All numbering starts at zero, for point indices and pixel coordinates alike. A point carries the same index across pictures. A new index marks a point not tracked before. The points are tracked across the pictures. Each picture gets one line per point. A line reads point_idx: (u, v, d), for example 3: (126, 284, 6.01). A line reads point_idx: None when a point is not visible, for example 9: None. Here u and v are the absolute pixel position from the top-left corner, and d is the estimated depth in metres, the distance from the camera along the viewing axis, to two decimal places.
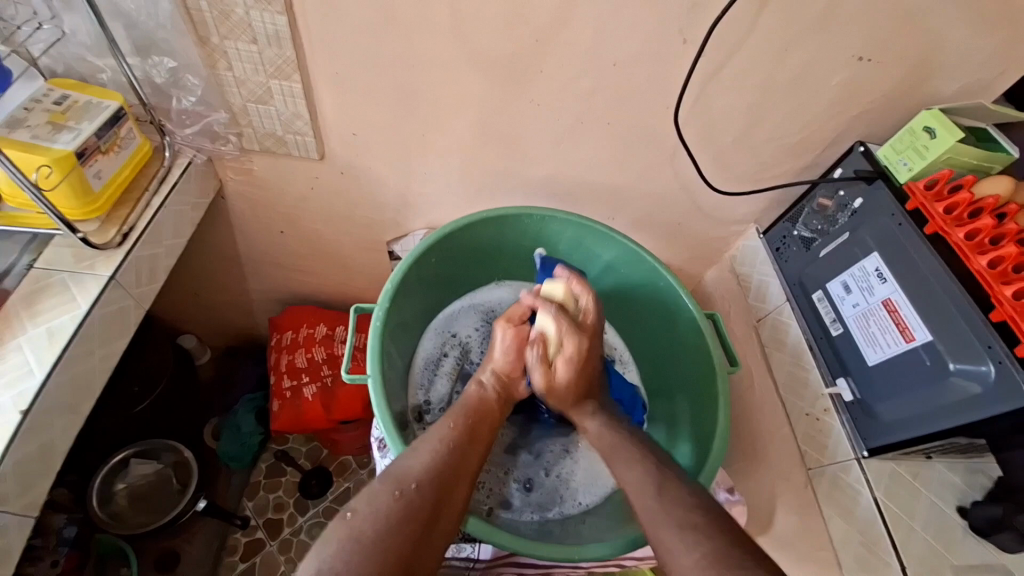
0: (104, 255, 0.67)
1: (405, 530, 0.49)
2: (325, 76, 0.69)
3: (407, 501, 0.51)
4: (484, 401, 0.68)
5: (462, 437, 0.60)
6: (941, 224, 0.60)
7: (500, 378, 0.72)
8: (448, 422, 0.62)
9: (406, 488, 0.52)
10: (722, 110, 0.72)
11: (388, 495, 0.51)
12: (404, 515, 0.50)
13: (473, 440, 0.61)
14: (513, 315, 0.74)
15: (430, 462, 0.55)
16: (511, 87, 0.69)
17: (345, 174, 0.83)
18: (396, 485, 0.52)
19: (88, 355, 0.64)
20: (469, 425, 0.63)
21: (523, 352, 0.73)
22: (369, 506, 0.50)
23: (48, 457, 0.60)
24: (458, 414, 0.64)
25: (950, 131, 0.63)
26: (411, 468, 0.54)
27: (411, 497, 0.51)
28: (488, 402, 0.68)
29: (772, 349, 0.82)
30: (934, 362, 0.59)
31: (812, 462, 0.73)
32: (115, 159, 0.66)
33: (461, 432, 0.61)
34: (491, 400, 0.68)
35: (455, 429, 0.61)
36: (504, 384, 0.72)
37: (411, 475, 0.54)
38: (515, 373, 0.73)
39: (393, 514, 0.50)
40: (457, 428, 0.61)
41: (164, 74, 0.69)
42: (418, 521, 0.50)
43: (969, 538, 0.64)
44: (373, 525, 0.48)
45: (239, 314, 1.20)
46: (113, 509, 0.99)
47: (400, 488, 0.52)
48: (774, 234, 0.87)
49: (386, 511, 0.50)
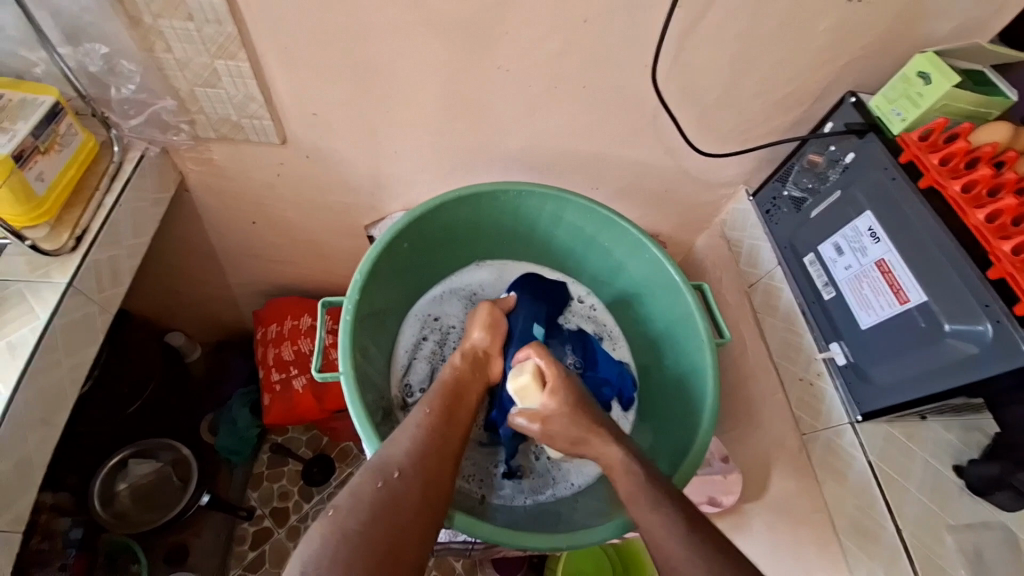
0: (58, 261, 0.63)
1: (389, 522, 0.47)
2: (273, 53, 0.63)
3: (390, 492, 0.49)
4: (459, 376, 0.67)
5: (439, 417, 0.59)
6: (936, 177, 0.57)
7: (476, 351, 0.72)
8: (424, 406, 0.60)
9: (389, 478, 0.50)
10: (704, 67, 0.67)
11: (370, 488, 0.49)
12: (388, 506, 0.48)
13: (452, 422, 0.59)
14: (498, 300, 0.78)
15: (411, 448, 0.54)
16: (474, 54, 0.64)
17: (311, 158, 0.79)
18: (378, 476, 0.50)
19: (55, 366, 0.61)
20: (446, 406, 0.61)
21: (499, 330, 0.75)
22: (352, 498, 0.48)
23: (28, 472, 0.58)
24: (431, 397, 0.62)
25: (946, 76, 0.59)
26: (393, 457, 0.52)
27: (394, 487, 0.49)
28: (463, 378, 0.67)
29: (765, 315, 0.80)
30: (929, 324, 0.57)
31: (806, 428, 0.72)
32: (57, 159, 0.61)
33: (436, 414, 0.59)
34: (465, 373, 0.68)
35: (431, 412, 0.59)
36: (479, 360, 0.72)
37: (391, 464, 0.52)
38: (491, 352, 0.73)
39: (378, 506, 0.48)
40: (433, 412, 0.59)
41: (99, 62, 0.64)
42: (405, 510, 0.48)
43: (965, 496, 0.64)
44: (357, 518, 0.46)
45: (224, 309, 1.18)
46: (116, 508, 0.99)
47: (382, 479, 0.50)
48: (764, 196, 0.83)
49: (369, 503, 0.48)
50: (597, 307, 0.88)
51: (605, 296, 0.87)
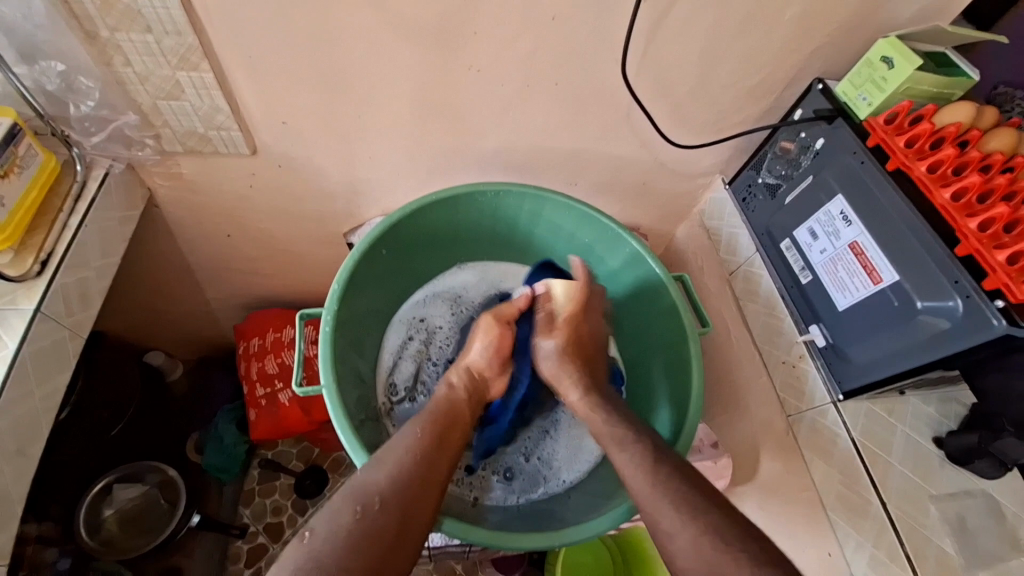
0: (24, 287, 0.61)
1: (363, 552, 0.46)
2: (238, 62, 0.62)
3: (368, 521, 0.48)
4: (454, 401, 0.66)
5: (430, 442, 0.58)
6: (902, 159, 0.59)
7: (472, 374, 0.71)
8: (415, 429, 0.59)
9: (368, 506, 0.49)
10: (675, 59, 0.68)
11: (348, 515, 0.49)
12: (364, 535, 0.47)
13: (442, 447, 0.58)
14: (502, 313, 0.76)
15: (395, 475, 0.53)
16: (444, 55, 0.64)
17: (284, 168, 0.77)
18: (358, 503, 0.50)
19: (28, 395, 0.59)
20: (439, 430, 0.60)
21: (500, 350, 0.73)
22: (328, 525, 0.48)
23: (4, 507, 0.56)
24: (424, 419, 0.61)
25: (908, 60, 0.60)
26: (376, 483, 0.52)
27: (372, 516, 0.49)
28: (458, 402, 0.66)
29: (746, 301, 0.82)
30: (902, 303, 0.58)
31: (791, 409, 0.73)
32: (18, 182, 0.59)
33: (428, 438, 0.58)
34: (461, 398, 0.67)
35: (422, 436, 0.58)
36: (476, 383, 0.71)
37: (373, 490, 0.51)
38: (489, 373, 0.72)
39: (353, 534, 0.47)
40: (425, 434, 0.58)
41: (55, 79, 0.62)
42: (381, 541, 0.48)
43: (946, 467, 0.66)
44: (331, 547, 0.46)
45: (204, 325, 1.15)
46: (103, 536, 0.95)
47: (361, 507, 0.49)
48: (739, 184, 0.84)
49: (345, 532, 0.47)
50: None
51: None
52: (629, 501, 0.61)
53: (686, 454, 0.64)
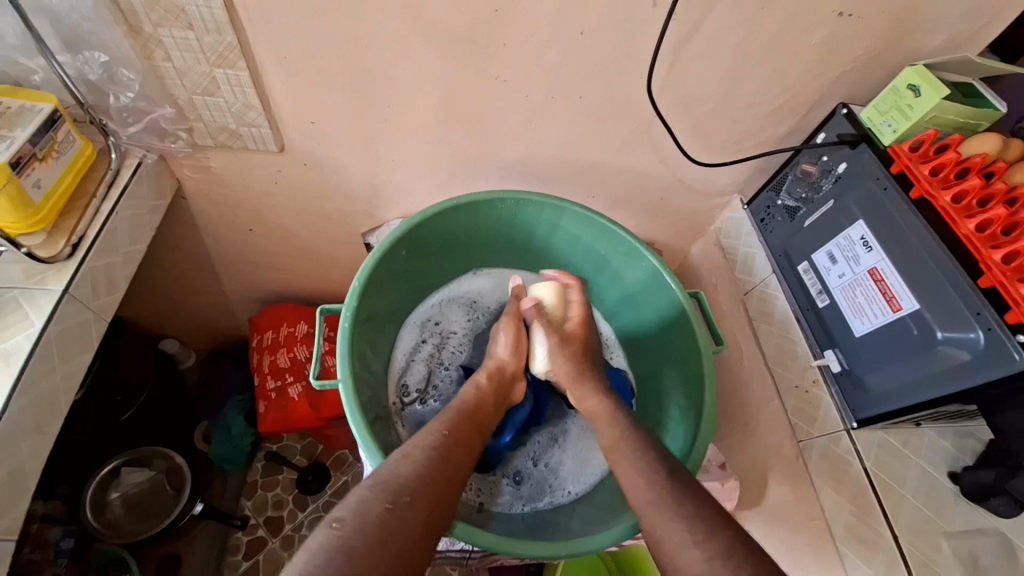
0: (55, 268, 0.63)
1: (392, 546, 0.45)
2: (272, 62, 0.64)
3: (399, 515, 0.48)
4: (480, 398, 0.66)
5: (455, 442, 0.58)
6: (926, 187, 0.58)
7: (500, 372, 0.71)
8: (440, 427, 0.59)
9: (399, 500, 0.49)
10: (700, 78, 0.68)
11: (379, 507, 0.48)
12: (394, 529, 0.47)
13: (466, 450, 0.58)
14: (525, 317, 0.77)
15: (421, 472, 0.52)
16: (472, 64, 0.65)
17: (308, 166, 0.79)
18: (387, 497, 0.49)
19: (49, 374, 0.61)
20: (464, 432, 0.60)
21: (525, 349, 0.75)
22: (358, 515, 0.47)
23: (20, 482, 0.57)
24: (451, 419, 0.61)
25: (935, 89, 0.60)
26: (403, 478, 0.51)
27: (403, 511, 0.48)
28: (481, 401, 0.66)
29: (760, 322, 0.81)
30: (922, 332, 0.58)
31: (802, 434, 0.73)
32: (55, 167, 0.61)
33: (454, 439, 0.58)
34: (488, 396, 0.67)
35: (447, 435, 0.58)
36: (502, 379, 0.71)
37: (401, 485, 0.50)
38: (518, 370, 0.73)
39: (385, 527, 0.46)
40: (450, 434, 0.58)
41: (97, 70, 0.64)
42: (410, 538, 0.47)
43: (961, 503, 0.64)
44: (363, 537, 0.45)
45: (220, 316, 1.17)
46: (109, 518, 0.97)
47: (392, 501, 0.49)
48: (758, 205, 0.84)
49: (376, 524, 0.46)
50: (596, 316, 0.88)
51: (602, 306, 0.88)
52: (631, 519, 0.60)
53: (698, 474, 0.64)
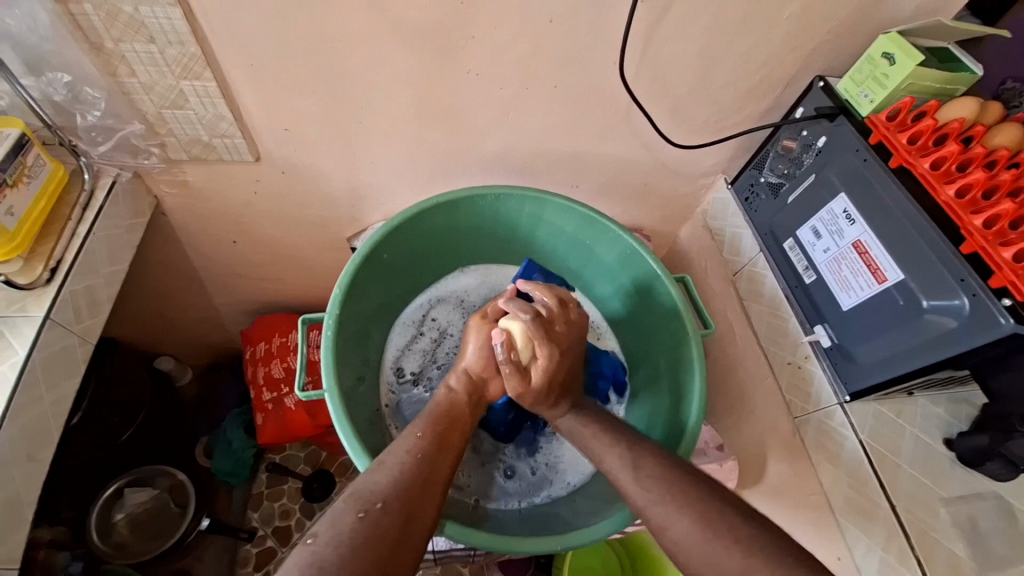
0: (34, 295, 0.62)
1: (368, 554, 0.46)
2: (239, 70, 0.63)
3: (372, 522, 0.48)
4: (456, 401, 0.66)
5: (431, 444, 0.58)
6: (905, 156, 0.58)
7: (471, 378, 0.69)
8: (415, 432, 0.59)
9: (371, 507, 0.49)
10: (674, 60, 0.68)
11: (352, 517, 0.48)
12: (369, 536, 0.47)
13: (442, 449, 0.58)
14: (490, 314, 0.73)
15: (396, 478, 0.53)
16: (442, 60, 0.64)
17: (287, 174, 0.78)
18: (361, 506, 0.49)
19: (36, 402, 0.60)
20: (439, 433, 0.60)
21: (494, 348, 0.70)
22: (332, 528, 0.47)
23: (14, 512, 0.57)
24: (426, 423, 0.61)
25: (910, 56, 0.60)
26: (376, 486, 0.52)
27: (377, 517, 0.48)
28: (459, 403, 0.65)
29: (750, 301, 0.81)
30: (907, 302, 0.58)
31: (797, 411, 0.73)
32: (26, 192, 0.61)
33: (429, 441, 0.58)
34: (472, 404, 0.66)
35: (422, 437, 0.58)
36: (475, 385, 0.69)
37: (375, 493, 0.51)
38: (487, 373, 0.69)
39: (357, 535, 0.47)
40: (424, 436, 0.59)
41: (62, 90, 0.63)
42: (384, 544, 0.47)
43: (956, 468, 0.64)
44: (336, 550, 0.45)
45: (212, 330, 1.16)
46: (114, 540, 0.97)
47: (364, 509, 0.49)
48: (742, 183, 0.84)
49: (349, 534, 0.47)
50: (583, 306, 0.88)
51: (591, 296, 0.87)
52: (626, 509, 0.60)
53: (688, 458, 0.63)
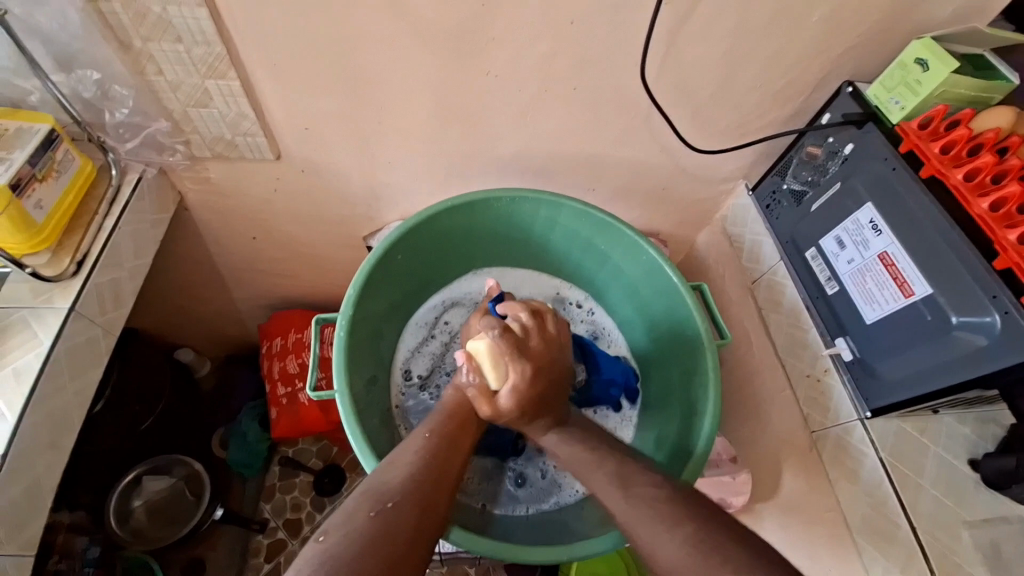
0: (60, 287, 0.64)
1: (382, 552, 0.46)
2: (262, 69, 0.64)
3: (385, 520, 0.48)
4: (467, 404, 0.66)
5: (441, 444, 0.58)
6: (937, 166, 0.56)
7: (482, 374, 0.68)
8: (425, 431, 0.59)
9: (384, 506, 0.49)
10: (696, 63, 0.66)
11: (366, 515, 0.48)
12: (380, 535, 0.47)
13: (453, 450, 0.58)
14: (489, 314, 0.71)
15: (407, 477, 0.53)
16: (462, 61, 0.64)
17: (306, 172, 0.79)
18: (373, 504, 0.50)
19: (60, 390, 0.62)
20: (450, 433, 0.60)
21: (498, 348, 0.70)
22: (344, 526, 0.47)
23: (36, 498, 0.59)
24: (440, 423, 0.61)
25: (943, 62, 0.58)
26: (389, 485, 0.52)
27: (390, 517, 0.49)
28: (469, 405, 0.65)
29: (769, 311, 0.79)
30: (935, 317, 0.56)
31: (815, 425, 0.71)
32: (55, 186, 0.62)
33: (438, 439, 0.58)
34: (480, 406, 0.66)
35: (432, 437, 0.58)
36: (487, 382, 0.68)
37: (386, 492, 0.51)
38: None
39: (369, 534, 0.47)
40: (433, 435, 0.59)
41: (91, 87, 0.65)
42: (397, 543, 0.47)
43: (982, 492, 0.62)
44: (349, 547, 0.45)
45: (230, 324, 1.19)
46: (132, 526, 1.00)
47: (377, 508, 0.49)
48: (763, 190, 0.82)
49: (362, 532, 0.47)
50: (597, 311, 0.87)
51: (605, 301, 0.86)
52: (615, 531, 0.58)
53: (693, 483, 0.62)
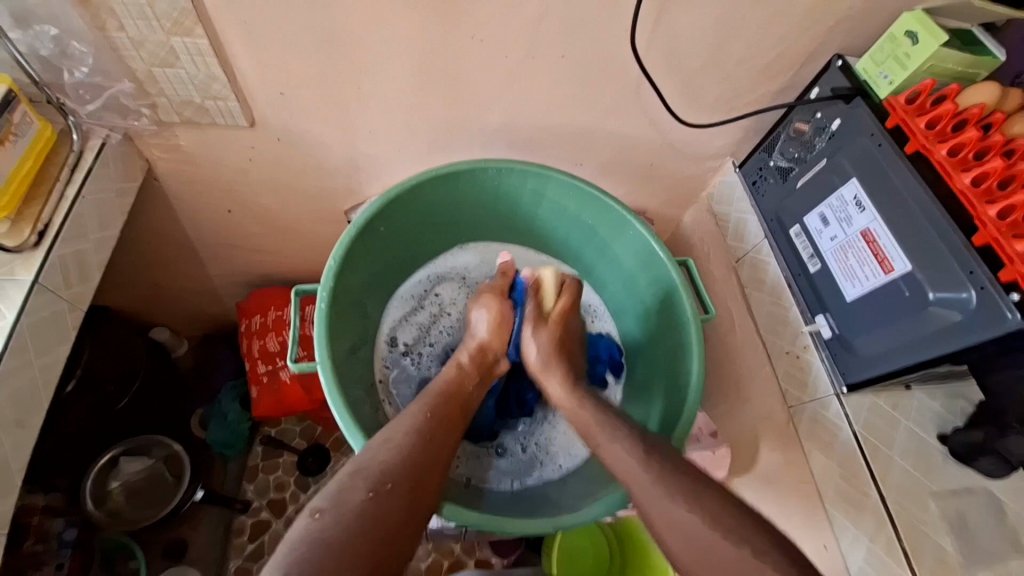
0: (22, 258, 0.61)
1: (376, 532, 0.46)
2: (233, 28, 0.60)
3: (382, 502, 0.48)
4: (450, 378, 0.65)
5: (437, 424, 0.58)
6: (922, 141, 0.57)
7: (483, 353, 0.70)
8: (422, 411, 0.59)
9: (381, 488, 0.49)
10: (687, 34, 0.65)
11: (360, 495, 0.48)
12: (377, 517, 0.47)
13: (447, 430, 0.58)
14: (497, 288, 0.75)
15: (404, 456, 0.53)
16: (444, 24, 0.61)
17: (282, 141, 0.76)
18: (368, 484, 0.49)
19: (25, 365, 0.59)
20: (445, 413, 0.60)
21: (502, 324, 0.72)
22: (339, 505, 0.47)
23: (2, 475, 0.57)
24: (432, 402, 0.61)
25: (934, 35, 0.58)
26: (384, 463, 0.51)
27: (385, 498, 0.49)
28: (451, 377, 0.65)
29: (752, 289, 0.80)
30: (913, 293, 0.56)
31: (792, 400, 0.72)
32: (13, 150, 0.59)
33: (437, 421, 0.58)
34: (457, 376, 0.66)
35: (429, 417, 0.58)
36: (486, 362, 0.70)
37: (383, 472, 0.50)
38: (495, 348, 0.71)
39: (366, 516, 0.47)
40: (430, 416, 0.58)
41: (49, 44, 0.61)
42: (392, 524, 0.48)
43: (949, 463, 0.64)
44: (344, 528, 0.45)
45: (206, 301, 1.15)
46: (109, 507, 0.98)
47: (374, 489, 0.49)
48: (750, 167, 0.82)
49: (360, 513, 0.47)
50: (583, 289, 0.87)
51: (591, 278, 0.86)
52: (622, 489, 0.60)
53: (680, 452, 0.62)
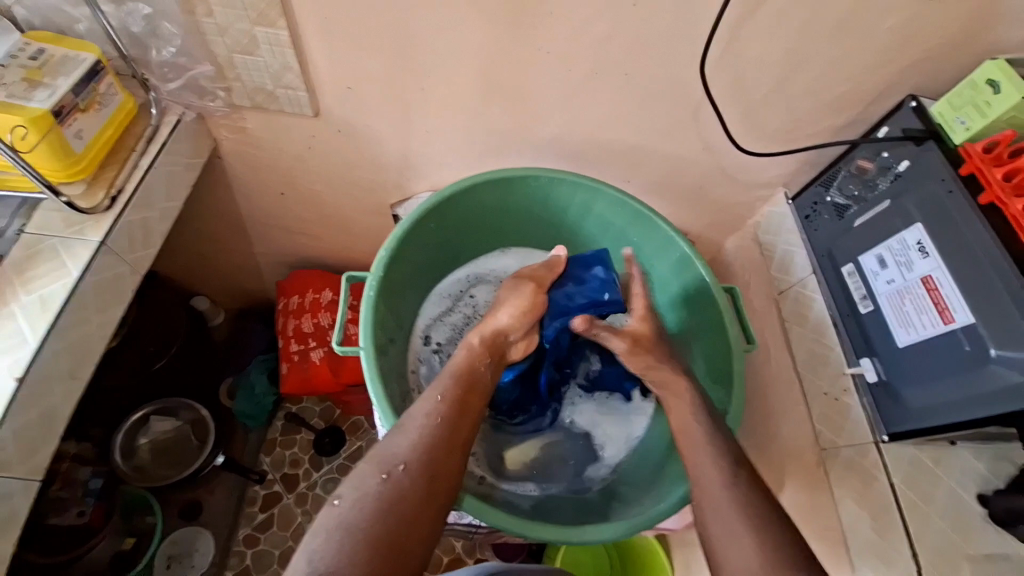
0: (93, 219, 0.65)
1: (394, 514, 0.48)
2: (313, 22, 0.63)
3: (396, 485, 0.49)
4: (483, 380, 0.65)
5: (451, 409, 0.57)
6: (997, 192, 0.54)
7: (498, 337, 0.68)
8: (434, 394, 0.59)
9: (392, 472, 0.50)
10: (755, 60, 0.64)
11: (374, 479, 0.49)
12: (392, 500, 0.48)
13: (463, 415, 0.58)
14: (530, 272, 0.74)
15: (417, 441, 0.53)
16: (515, 35, 0.62)
17: (342, 133, 0.78)
18: (383, 469, 0.51)
19: (83, 322, 0.63)
20: (459, 397, 0.59)
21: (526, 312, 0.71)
22: (356, 491, 0.49)
23: (50, 423, 0.60)
24: (444, 386, 0.60)
25: (1017, 86, 0.56)
26: (399, 448, 0.52)
27: (399, 481, 0.50)
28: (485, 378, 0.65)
29: (793, 324, 0.78)
30: (974, 348, 0.54)
31: (826, 442, 0.70)
32: (97, 118, 0.63)
33: (449, 405, 0.57)
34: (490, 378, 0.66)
35: (442, 402, 0.57)
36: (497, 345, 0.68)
37: (396, 456, 0.52)
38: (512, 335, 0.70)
39: (382, 498, 0.48)
40: (444, 400, 0.58)
41: (140, 22, 0.65)
42: (408, 506, 0.48)
43: (988, 528, 0.60)
44: (361, 513, 0.47)
45: (247, 277, 1.19)
46: (136, 462, 1.03)
47: (387, 472, 0.50)
48: (804, 200, 0.80)
49: (374, 497, 0.48)
50: None
51: None
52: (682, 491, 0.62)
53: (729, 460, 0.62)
